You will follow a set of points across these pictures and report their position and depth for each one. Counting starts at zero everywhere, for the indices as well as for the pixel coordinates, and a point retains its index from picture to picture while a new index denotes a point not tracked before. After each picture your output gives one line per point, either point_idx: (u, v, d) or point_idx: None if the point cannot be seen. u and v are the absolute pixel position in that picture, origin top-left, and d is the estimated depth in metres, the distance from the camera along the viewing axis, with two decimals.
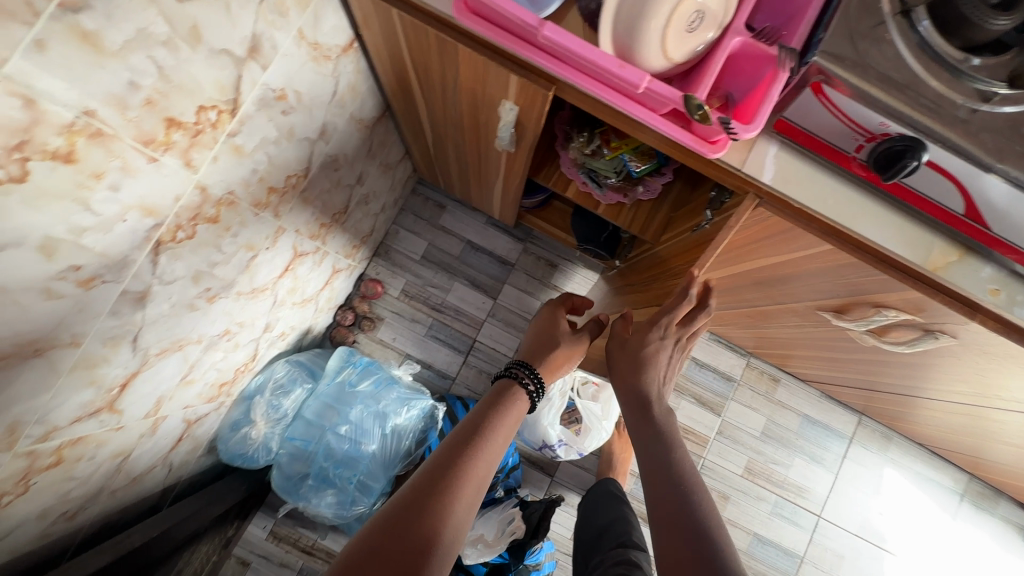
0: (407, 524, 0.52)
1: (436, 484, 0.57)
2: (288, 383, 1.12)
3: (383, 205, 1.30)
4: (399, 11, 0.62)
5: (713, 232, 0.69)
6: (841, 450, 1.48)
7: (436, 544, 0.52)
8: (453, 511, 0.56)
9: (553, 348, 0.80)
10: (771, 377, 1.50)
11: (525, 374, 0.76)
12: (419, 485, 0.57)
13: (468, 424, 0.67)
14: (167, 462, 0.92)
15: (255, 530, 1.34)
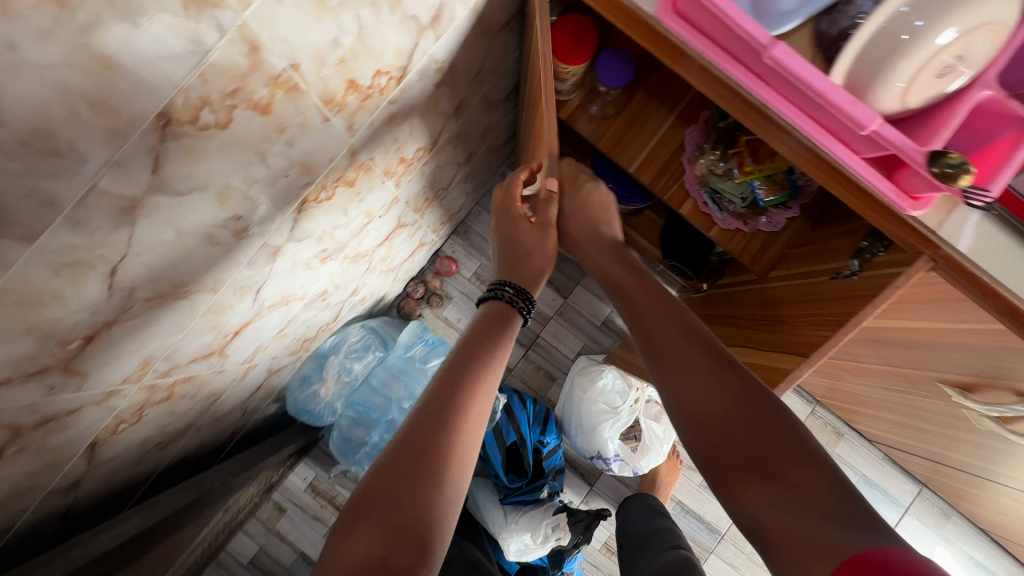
0: (414, 461, 0.51)
1: (439, 417, 0.54)
2: (362, 349, 1.13)
3: (476, 185, 1.28)
4: (540, 23, 0.64)
5: (859, 288, 0.65)
6: (894, 518, 1.41)
7: (445, 479, 0.51)
8: (461, 443, 0.54)
9: (525, 256, 0.71)
10: (833, 430, 1.44)
11: (514, 295, 0.67)
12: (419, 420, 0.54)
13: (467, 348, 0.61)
14: (244, 406, 0.93)
15: (296, 480, 1.40)
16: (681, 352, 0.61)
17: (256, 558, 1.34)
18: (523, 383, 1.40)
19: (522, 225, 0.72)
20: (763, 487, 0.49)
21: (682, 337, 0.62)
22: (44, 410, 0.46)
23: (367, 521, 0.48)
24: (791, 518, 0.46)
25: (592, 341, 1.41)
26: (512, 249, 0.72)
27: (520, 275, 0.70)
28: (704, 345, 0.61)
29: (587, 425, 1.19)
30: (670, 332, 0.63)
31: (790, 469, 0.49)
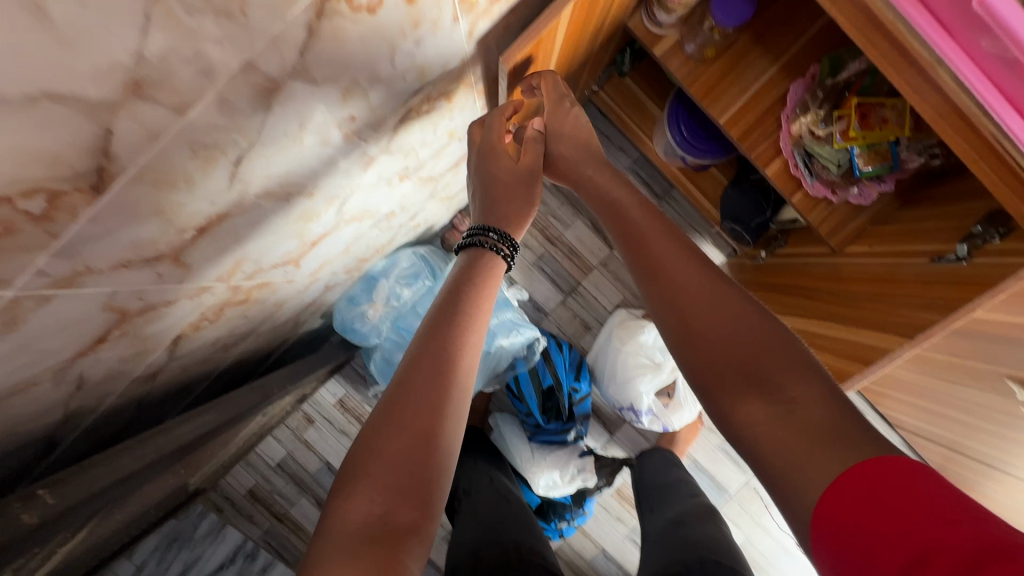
0: (411, 408, 0.51)
1: (426, 375, 0.53)
2: (411, 275, 1.11)
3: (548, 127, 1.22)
4: None
5: (982, 280, 0.62)
6: None
7: (442, 430, 0.51)
8: (452, 401, 0.53)
9: (509, 202, 0.69)
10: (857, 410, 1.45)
11: (491, 240, 0.66)
12: (409, 366, 0.54)
13: (447, 302, 0.60)
14: (297, 318, 0.93)
15: (326, 395, 1.43)
16: (675, 283, 0.58)
17: (283, 461, 1.43)
18: (557, 328, 1.40)
19: (505, 165, 0.69)
20: (757, 400, 0.49)
21: (676, 269, 0.59)
22: (148, 298, 0.45)
23: (362, 480, 0.46)
24: (785, 432, 0.46)
25: (633, 296, 1.40)
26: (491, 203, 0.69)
27: (500, 219, 0.69)
28: (698, 283, 0.57)
29: (622, 378, 1.21)
30: (664, 263, 0.60)
31: (788, 383, 0.48)
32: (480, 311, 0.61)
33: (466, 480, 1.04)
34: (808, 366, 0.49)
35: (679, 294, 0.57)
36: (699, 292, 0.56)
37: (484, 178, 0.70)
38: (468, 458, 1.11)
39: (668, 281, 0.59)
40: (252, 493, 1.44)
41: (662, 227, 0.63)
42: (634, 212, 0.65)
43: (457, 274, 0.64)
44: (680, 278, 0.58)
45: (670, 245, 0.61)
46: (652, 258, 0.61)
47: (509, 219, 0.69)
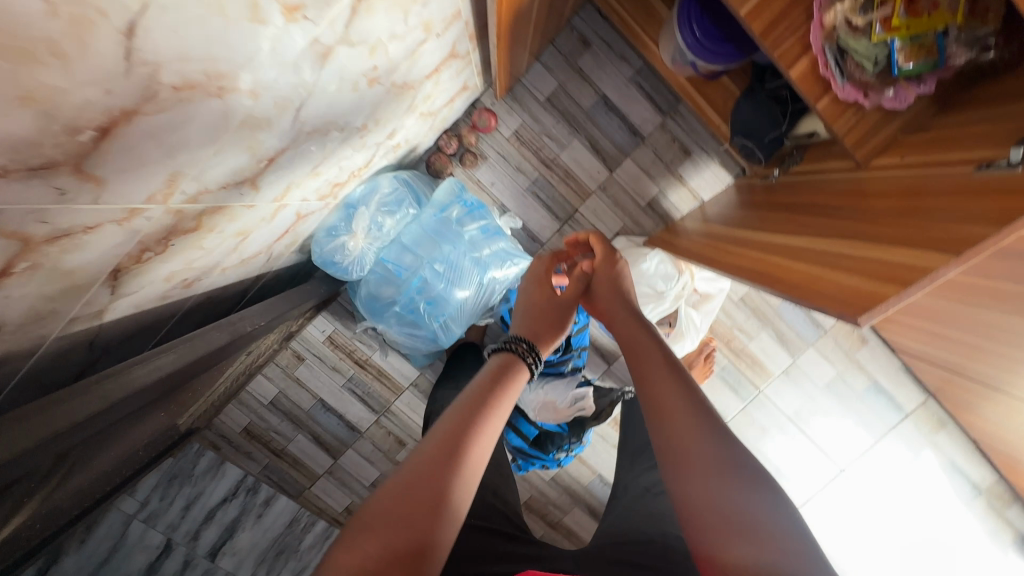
0: (426, 479, 0.52)
1: (449, 448, 0.55)
2: (393, 203, 1.02)
3: (542, 33, 1.08)
4: None
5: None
6: (893, 421, 1.46)
7: (451, 499, 0.52)
8: (467, 475, 0.54)
9: (540, 321, 0.78)
10: (860, 336, 1.41)
11: (522, 349, 0.72)
12: (424, 447, 0.55)
13: (475, 392, 0.63)
14: (269, 252, 0.85)
15: (314, 332, 1.37)
16: (676, 410, 0.62)
17: (276, 399, 1.41)
18: None
19: (544, 295, 0.81)
20: (744, 551, 0.50)
21: (683, 413, 0.61)
22: (57, 222, 0.37)
23: (365, 535, 0.48)
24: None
25: (632, 222, 1.32)
26: (530, 321, 0.78)
27: (530, 334, 0.77)
28: (697, 413, 0.61)
29: None
30: (669, 404, 0.63)
31: (771, 538, 0.50)
32: (501, 401, 0.63)
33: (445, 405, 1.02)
34: (793, 523, 0.52)
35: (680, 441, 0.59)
36: (699, 420, 0.60)
37: (524, 306, 0.81)
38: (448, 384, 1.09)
39: (673, 407, 0.62)
40: (247, 431, 1.43)
41: (675, 371, 0.67)
42: (648, 353, 0.71)
43: (486, 372, 0.67)
44: (683, 405, 0.62)
45: (679, 387, 0.64)
46: (660, 398, 0.64)
47: (538, 336, 0.77)
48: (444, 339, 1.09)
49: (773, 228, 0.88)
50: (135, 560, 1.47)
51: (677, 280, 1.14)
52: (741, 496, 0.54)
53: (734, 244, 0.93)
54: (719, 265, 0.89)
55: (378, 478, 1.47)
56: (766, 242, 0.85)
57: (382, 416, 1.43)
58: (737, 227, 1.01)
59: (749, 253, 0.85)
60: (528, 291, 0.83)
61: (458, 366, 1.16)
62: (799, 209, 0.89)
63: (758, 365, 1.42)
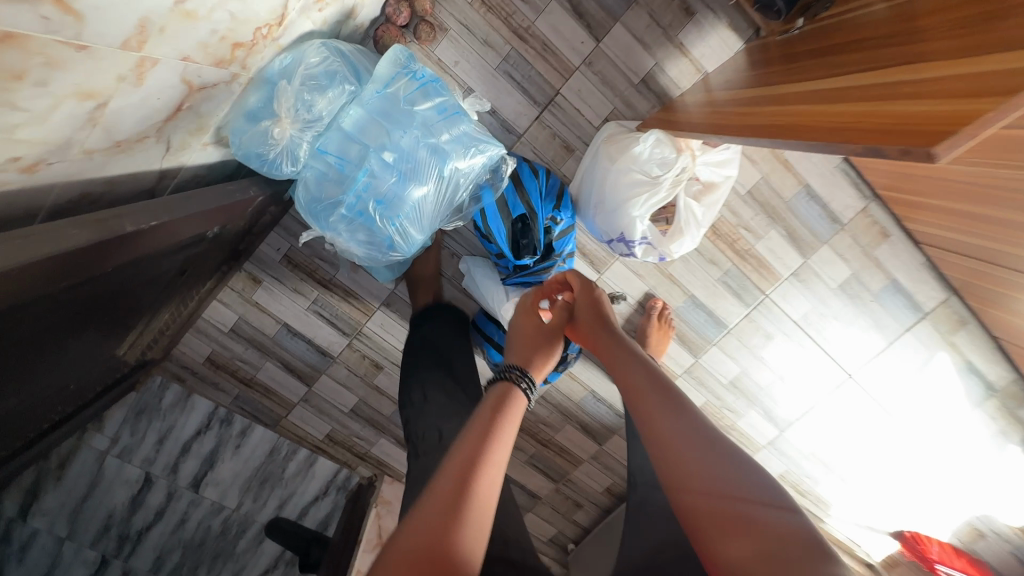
0: (447, 499, 0.57)
1: (463, 468, 0.60)
2: (324, 78, 0.82)
3: None
4: None
5: None
6: (908, 323, 1.35)
7: (471, 516, 0.56)
8: (483, 492, 0.59)
9: (532, 346, 0.83)
10: (881, 231, 1.25)
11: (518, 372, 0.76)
12: (444, 471, 0.60)
13: (481, 422, 0.67)
14: (163, 137, 0.69)
15: (269, 251, 1.21)
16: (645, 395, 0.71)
17: (237, 325, 1.29)
18: (533, 152, 1.15)
19: (533, 322, 0.86)
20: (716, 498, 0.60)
21: (665, 410, 0.68)
22: None
23: (398, 557, 0.52)
24: (735, 530, 0.57)
25: (624, 105, 1.12)
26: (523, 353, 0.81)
27: (525, 359, 0.80)
28: (664, 394, 0.70)
29: (612, 204, 0.98)
30: (651, 406, 0.70)
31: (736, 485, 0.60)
32: (506, 426, 0.67)
33: (416, 426, 0.85)
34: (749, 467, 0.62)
35: (662, 435, 0.67)
36: (665, 399, 0.69)
37: (517, 335, 0.85)
38: (415, 388, 0.91)
39: (643, 392, 0.71)
40: (211, 360, 1.32)
41: (653, 375, 0.74)
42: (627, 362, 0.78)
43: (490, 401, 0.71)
44: (650, 386, 0.71)
45: (658, 389, 0.71)
46: (644, 400, 0.71)
47: (531, 359, 0.81)
48: (405, 248, 0.94)
49: (803, 75, 0.76)
50: (116, 495, 1.45)
51: (680, 165, 0.95)
52: (706, 453, 0.63)
53: (756, 103, 0.80)
54: (736, 128, 0.77)
55: (357, 404, 1.39)
56: (798, 91, 0.73)
57: (355, 339, 1.31)
58: (758, 88, 0.87)
59: (774, 111, 0.74)
60: (518, 326, 0.86)
61: (425, 357, 0.96)
62: (836, 55, 0.75)
63: (764, 266, 1.28)
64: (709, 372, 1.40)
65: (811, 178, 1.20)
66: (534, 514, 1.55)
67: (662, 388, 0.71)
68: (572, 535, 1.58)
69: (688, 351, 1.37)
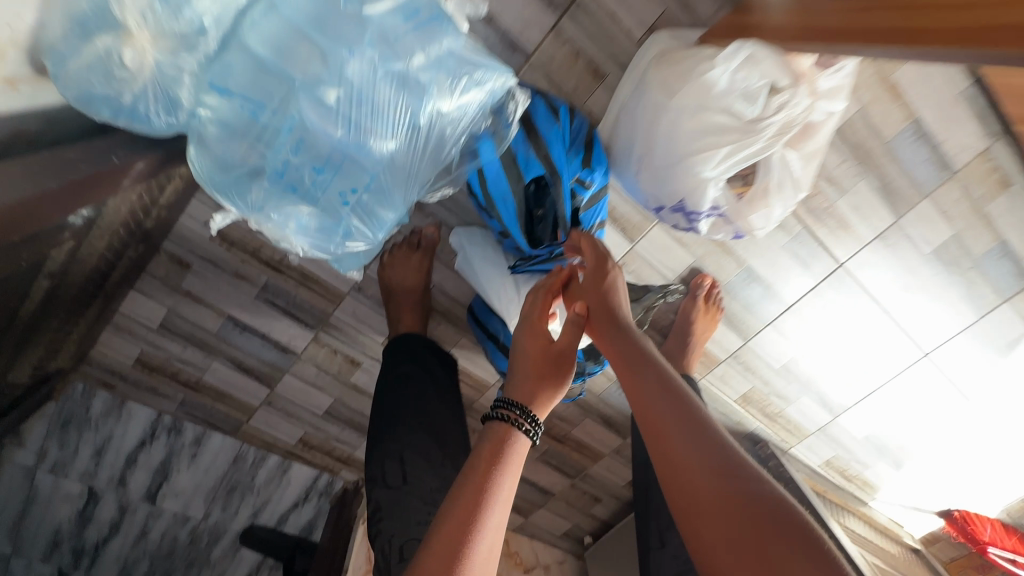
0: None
1: (455, 529, 0.50)
2: None
3: None
4: None
5: None
6: (1010, 292, 1.09)
7: None
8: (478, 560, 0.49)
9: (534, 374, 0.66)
10: (1002, 178, 0.95)
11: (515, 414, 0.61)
12: (436, 532, 0.51)
13: (465, 485, 0.55)
14: None
15: (192, 227, 0.90)
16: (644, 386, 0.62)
17: (168, 321, 1.00)
18: (548, 80, 0.81)
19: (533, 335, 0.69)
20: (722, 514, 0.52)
21: (700, 469, 0.55)
22: None
23: None
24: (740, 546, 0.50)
25: (681, 5, 0.77)
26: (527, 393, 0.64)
27: (525, 395, 0.64)
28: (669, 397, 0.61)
29: (668, 155, 0.69)
30: (682, 459, 0.56)
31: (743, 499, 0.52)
32: (498, 488, 0.54)
33: (391, 518, 0.78)
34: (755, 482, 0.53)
35: (698, 499, 0.54)
36: (670, 394, 0.61)
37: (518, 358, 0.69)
38: (393, 461, 0.83)
39: (643, 385, 0.63)
40: (142, 362, 1.05)
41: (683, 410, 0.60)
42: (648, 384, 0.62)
43: (481, 454, 0.58)
44: (654, 379, 0.62)
45: (689, 433, 0.57)
46: (671, 446, 0.58)
47: (534, 393, 0.64)
48: (372, 232, 0.65)
49: None
50: (59, 511, 1.24)
51: (792, 105, 0.66)
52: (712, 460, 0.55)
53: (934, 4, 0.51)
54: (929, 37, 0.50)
55: (333, 405, 1.14)
56: None
57: (321, 331, 1.04)
58: None
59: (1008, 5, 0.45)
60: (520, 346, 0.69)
61: (409, 418, 0.86)
62: None
63: (844, 228, 1.00)
64: (758, 354, 1.16)
65: (925, 109, 0.88)
66: (547, 510, 1.36)
67: (664, 384, 0.62)
68: (589, 528, 1.43)
69: (736, 332, 1.12)
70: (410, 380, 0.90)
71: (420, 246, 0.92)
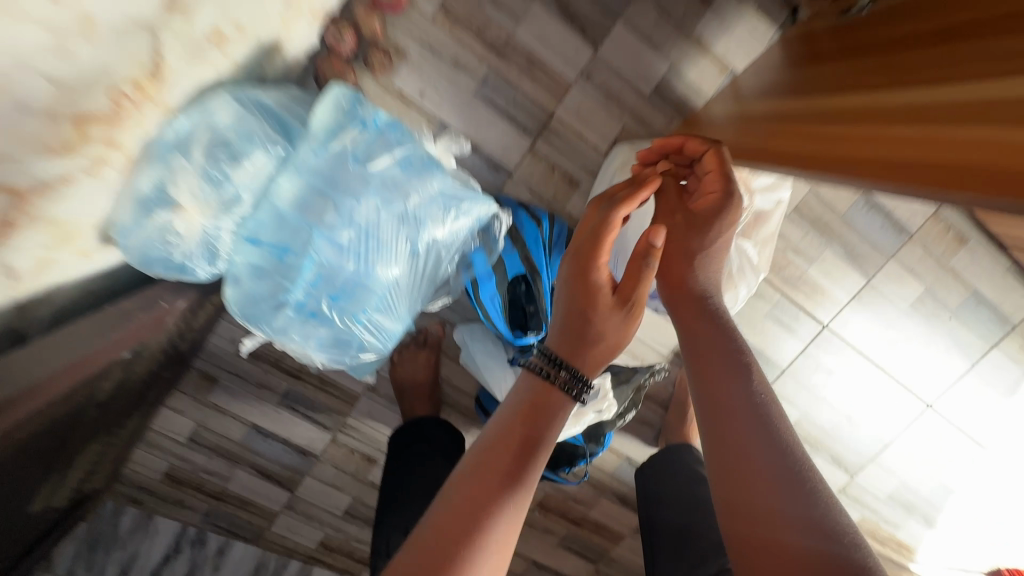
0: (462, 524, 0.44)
1: (489, 479, 0.46)
2: (241, 141, 0.59)
3: None
4: None
5: None
6: (994, 338, 1.13)
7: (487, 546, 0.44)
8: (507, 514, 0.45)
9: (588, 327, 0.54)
10: (956, 236, 1.04)
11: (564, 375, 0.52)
12: (470, 476, 0.46)
13: (496, 446, 0.48)
14: (5, 270, 0.45)
15: (222, 344, 0.99)
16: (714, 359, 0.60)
17: (196, 433, 1.06)
18: (531, 191, 0.93)
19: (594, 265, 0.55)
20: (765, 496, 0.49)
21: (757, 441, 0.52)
22: None
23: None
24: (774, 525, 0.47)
25: (636, 122, 0.91)
26: (574, 338, 0.54)
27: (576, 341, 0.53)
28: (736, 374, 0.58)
29: None
30: (742, 427, 0.54)
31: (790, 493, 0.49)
32: (534, 452, 0.48)
33: None
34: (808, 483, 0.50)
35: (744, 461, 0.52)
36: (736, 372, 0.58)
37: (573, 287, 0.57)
38: (398, 534, 0.81)
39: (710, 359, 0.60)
40: (170, 476, 1.10)
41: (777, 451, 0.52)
42: (735, 411, 0.55)
43: (514, 404, 0.51)
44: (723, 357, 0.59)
45: (767, 441, 0.52)
46: (731, 413, 0.55)
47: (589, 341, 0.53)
48: (382, 340, 0.72)
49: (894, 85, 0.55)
50: None
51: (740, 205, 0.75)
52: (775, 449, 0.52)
53: (822, 117, 0.60)
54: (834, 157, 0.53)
55: (351, 504, 1.16)
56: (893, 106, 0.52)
57: (338, 431, 1.09)
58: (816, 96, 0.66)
59: (884, 126, 0.50)
60: (579, 267, 0.55)
61: (420, 491, 0.85)
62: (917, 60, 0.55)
63: (820, 293, 1.07)
64: None
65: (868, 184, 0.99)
66: None
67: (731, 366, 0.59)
68: None
69: None
70: (422, 459, 0.90)
71: (426, 343, 1.00)
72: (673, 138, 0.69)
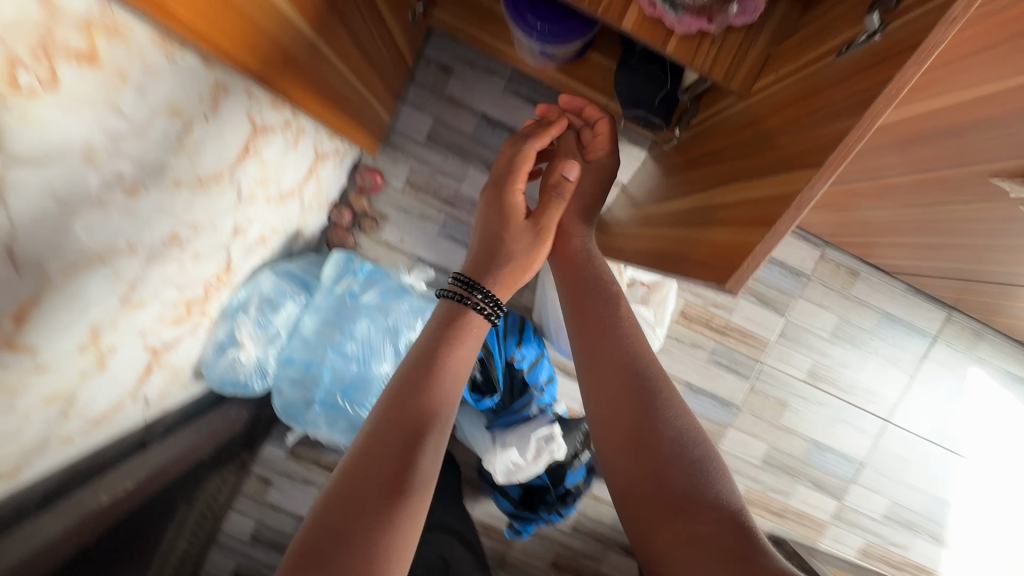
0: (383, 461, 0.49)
1: (404, 410, 0.53)
2: (277, 297, 0.92)
3: (389, 81, 1.03)
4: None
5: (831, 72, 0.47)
6: (922, 350, 1.29)
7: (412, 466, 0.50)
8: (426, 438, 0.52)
9: (502, 254, 0.70)
10: (848, 271, 1.26)
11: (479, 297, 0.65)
12: (388, 425, 0.52)
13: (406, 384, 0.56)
14: (141, 397, 0.76)
15: (274, 450, 1.26)
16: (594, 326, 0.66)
17: (256, 532, 1.29)
18: None
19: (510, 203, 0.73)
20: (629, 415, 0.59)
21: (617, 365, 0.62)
22: None
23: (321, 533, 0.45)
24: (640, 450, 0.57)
25: None
26: (488, 249, 0.70)
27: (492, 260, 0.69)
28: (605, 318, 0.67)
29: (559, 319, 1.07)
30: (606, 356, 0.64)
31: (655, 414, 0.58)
32: (444, 376, 0.58)
33: None
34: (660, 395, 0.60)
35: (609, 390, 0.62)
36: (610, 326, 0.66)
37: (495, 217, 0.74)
38: None
39: (582, 310, 0.69)
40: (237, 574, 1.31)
41: (644, 413, 0.58)
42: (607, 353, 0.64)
43: (420, 354, 0.59)
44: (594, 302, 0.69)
45: (626, 368, 0.62)
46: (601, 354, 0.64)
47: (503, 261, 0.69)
48: None
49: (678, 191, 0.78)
50: None
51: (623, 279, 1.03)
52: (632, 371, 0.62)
53: (649, 222, 0.82)
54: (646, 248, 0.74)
55: None
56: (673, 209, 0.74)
57: None
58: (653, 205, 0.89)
59: (667, 224, 0.72)
60: (501, 196, 0.74)
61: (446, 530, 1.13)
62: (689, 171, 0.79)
63: (749, 336, 1.28)
64: (739, 455, 1.32)
65: None
66: None
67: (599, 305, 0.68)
68: None
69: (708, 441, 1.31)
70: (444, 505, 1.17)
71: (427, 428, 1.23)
72: (576, 99, 0.80)
